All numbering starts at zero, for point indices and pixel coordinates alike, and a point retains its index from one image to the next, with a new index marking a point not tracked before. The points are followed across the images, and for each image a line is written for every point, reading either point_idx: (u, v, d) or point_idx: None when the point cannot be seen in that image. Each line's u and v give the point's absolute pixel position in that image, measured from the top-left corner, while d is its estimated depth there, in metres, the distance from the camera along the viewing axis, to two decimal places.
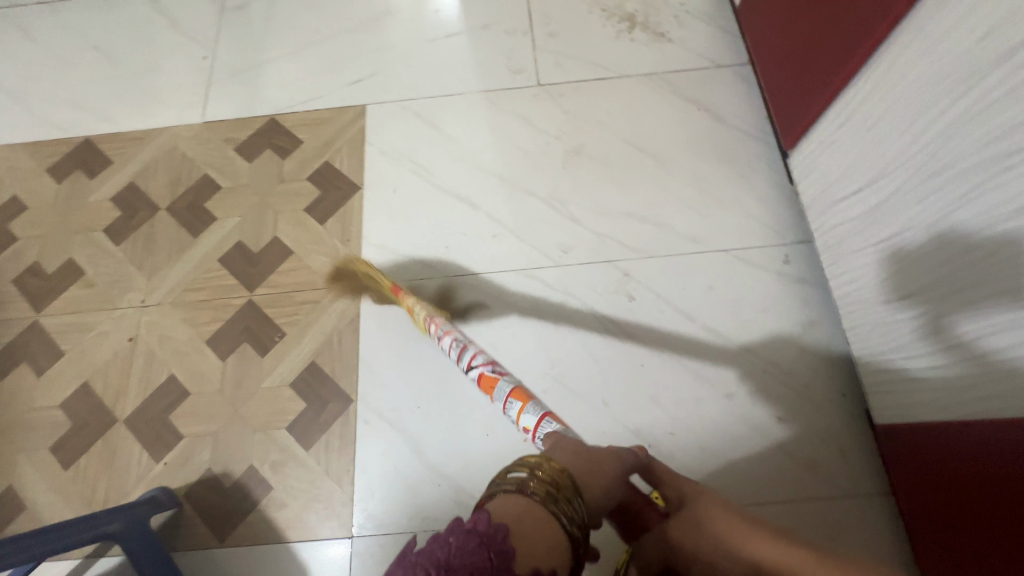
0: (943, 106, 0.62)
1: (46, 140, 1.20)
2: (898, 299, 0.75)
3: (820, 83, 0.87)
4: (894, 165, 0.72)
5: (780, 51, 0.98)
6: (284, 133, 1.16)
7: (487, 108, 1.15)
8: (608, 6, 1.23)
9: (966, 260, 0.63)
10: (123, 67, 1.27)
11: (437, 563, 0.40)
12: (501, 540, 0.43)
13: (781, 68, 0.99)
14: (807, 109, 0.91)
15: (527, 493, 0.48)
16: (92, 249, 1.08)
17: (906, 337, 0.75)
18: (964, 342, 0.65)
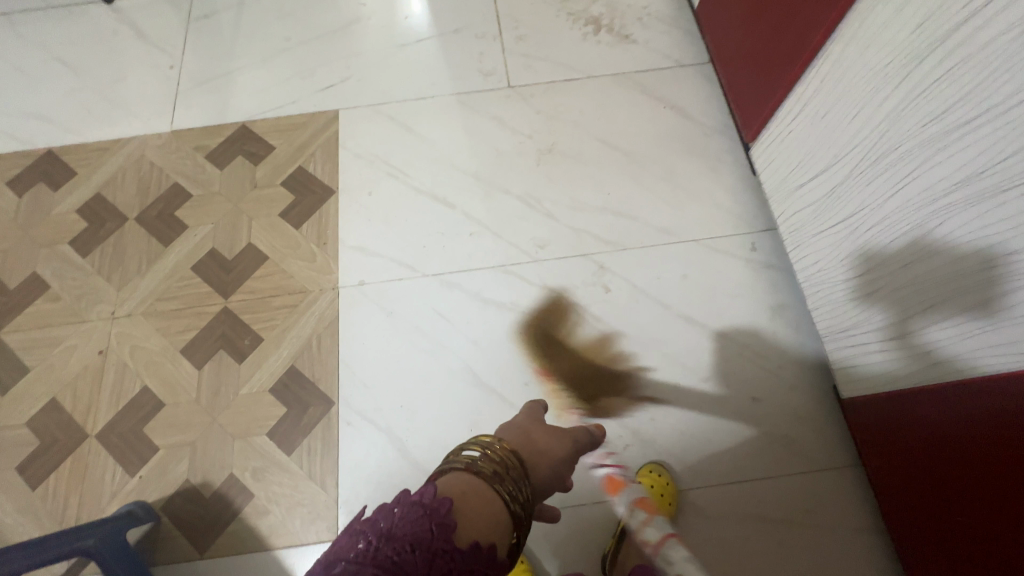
0: (883, 115, 0.68)
1: (6, 154, 1.17)
2: (855, 293, 0.81)
3: (776, 78, 0.91)
4: (842, 172, 0.78)
5: (738, 48, 1.03)
6: (257, 140, 1.15)
7: (460, 110, 1.16)
8: (574, 10, 1.27)
9: (913, 267, 0.69)
10: (87, 78, 1.25)
11: (381, 531, 0.43)
12: (444, 513, 0.44)
13: (740, 64, 1.03)
14: (765, 101, 0.95)
15: (475, 471, 0.49)
16: (58, 262, 1.05)
17: (863, 334, 0.81)
18: (918, 340, 0.71)
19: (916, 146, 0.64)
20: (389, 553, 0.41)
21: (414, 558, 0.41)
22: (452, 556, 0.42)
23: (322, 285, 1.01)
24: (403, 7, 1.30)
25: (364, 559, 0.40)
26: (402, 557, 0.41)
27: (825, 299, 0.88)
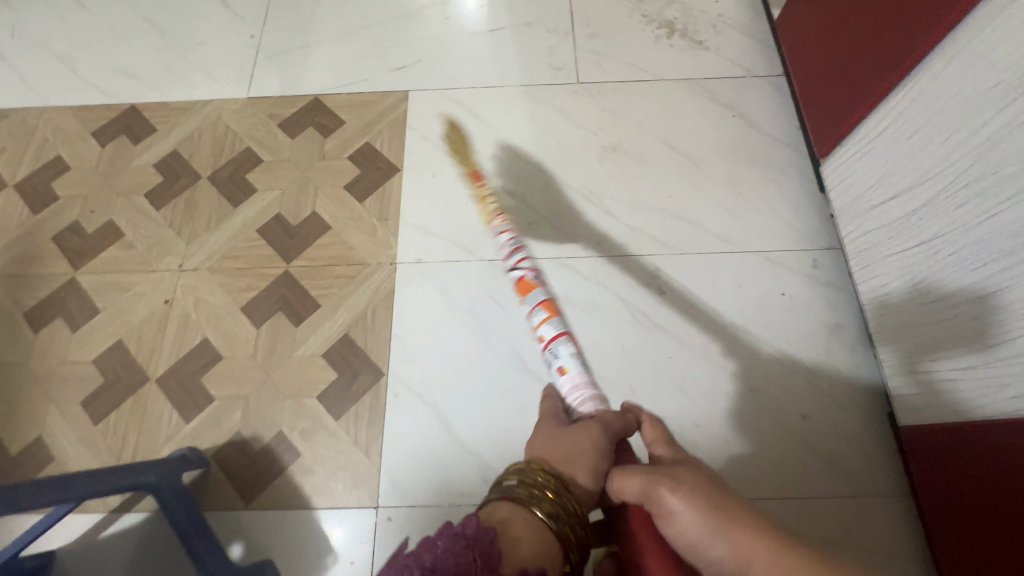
0: (983, 138, 0.66)
1: (92, 105, 1.22)
2: (925, 321, 0.78)
3: (857, 96, 0.89)
4: (922, 205, 0.77)
5: (817, 61, 1.01)
6: (328, 113, 1.18)
7: (528, 101, 1.17)
8: (648, 13, 1.27)
9: (953, 329, 0.74)
10: (172, 40, 1.30)
11: (424, 565, 0.42)
12: (488, 545, 0.44)
13: (818, 78, 1.01)
14: (842, 118, 0.93)
15: (529, 505, 0.50)
16: (133, 211, 1.10)
17: (915, 376, 0.81)
18: (969, 400, 0.73)
19: (1001, 193, 0.64)
20: None
21: None
22: None
23: (380, 259, 1.03)
24: None
25: None
26: None
27: (892, 323, 0.85)
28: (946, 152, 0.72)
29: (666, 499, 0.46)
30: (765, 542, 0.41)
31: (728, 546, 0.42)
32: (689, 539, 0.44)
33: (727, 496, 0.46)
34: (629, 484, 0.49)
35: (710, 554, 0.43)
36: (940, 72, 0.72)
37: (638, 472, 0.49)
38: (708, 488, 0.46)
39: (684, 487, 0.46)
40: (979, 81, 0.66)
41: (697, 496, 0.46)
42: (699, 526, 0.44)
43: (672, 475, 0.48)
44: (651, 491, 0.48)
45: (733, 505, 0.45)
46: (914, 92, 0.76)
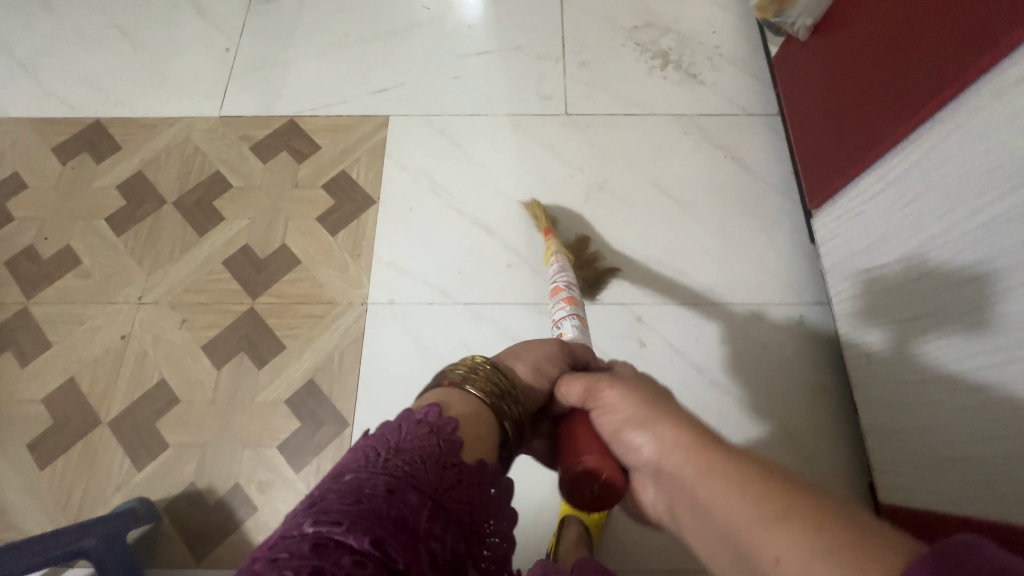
0: (980, 222, 0.62)
1: (55, 119, 1.16)
2: (909, 399, 0.75)
3: (851, 153, 0.86)
4: (914, 278, 0.73)
5: (812, 109, 0.97)
6: (303, 137, 1.13)
7: (513, 132, 1.13)
8: (642, 41, 1.22)
9: (937, 413, 0.70)
10: (142, 50, 1.23)
11: (387, 445, 0.38)
12: (450, 432, 0.40)
13: (813, 126, 0.97)
14: (836, 173, 0.89)
15: (465, 387, 0.48)
16: (92, 237, 1.04)
17: (896, 455, 0.78)
18: (944, 492, 0.69)
19: (996, 282, 0.61)
20: (399, 463, 0.35)
21: (426, 471, 0.36)
22: (461, 470, 0.37)
23: (351, 298, 0.98)
24: (467, 15, 1.26)
25: (372, 469, 0.34)
26: (413, 468, 0.35)
27: (876, 396, 0.81)
28: (933, 234, 0.69)
29: (606, 395, 0.48)
30: (677, 428, 0.41)
31: (647, 432, 0.43)
32: (614, 426, 0.46)
33: (656, 392, 0.47)
34: (573, 389, 0.52)
35: (632, 440, 0.44)
36: (930, 151, 0.69)
37: (585, 376, 0.52)
38: (645, 386, 0.48)
39: (622, 383, 0.48)
40: (972, 168, 0.63)
41: (634, 391, 0.47)
42: (625, 412, 0.45)
43: (613, 377, 0.50)
44: (592, 392, 0.50)
45: (658, 398, 0.46)
46: (905, 163, 0.73)
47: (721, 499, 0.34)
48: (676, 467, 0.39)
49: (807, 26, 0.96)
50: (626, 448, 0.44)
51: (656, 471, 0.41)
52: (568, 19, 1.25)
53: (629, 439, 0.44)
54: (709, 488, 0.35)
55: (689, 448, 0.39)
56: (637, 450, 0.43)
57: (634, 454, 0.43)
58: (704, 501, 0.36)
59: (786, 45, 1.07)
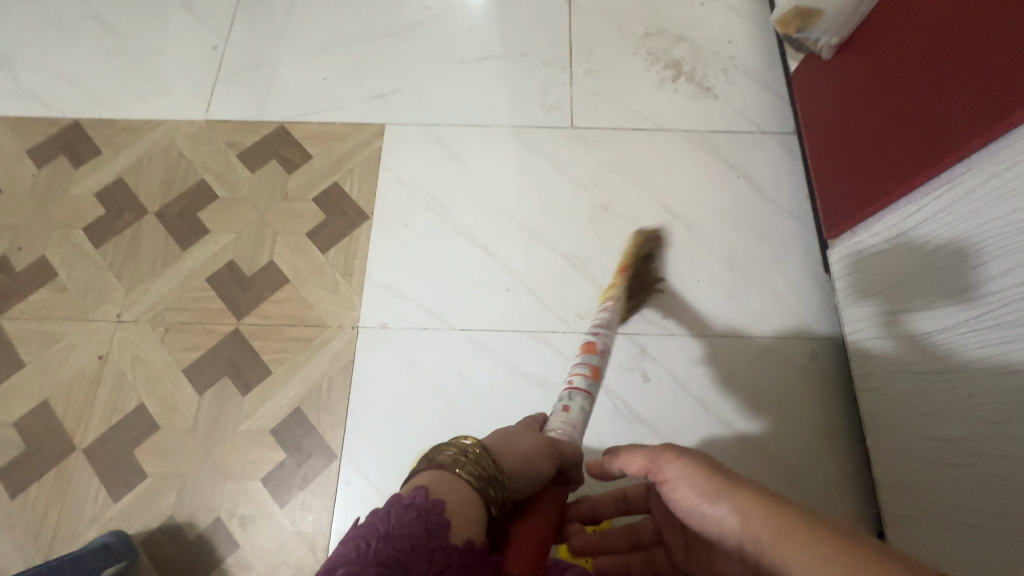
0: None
1: (31, 118, 1.09)
2: (933, 455, 0.71)
3: (875, 185, 0.80)
4: (945, 328, 0.68)
5: (833, 133, 0.92)
6: (294, 145, 1.07)
7: (516, 145, 1.07)
8: (653, 50, 1.16)
9: (966, 474, 0.66)
10: (124, 45, 1.16)
11: (378, 532, 0.39)
12: (438, 514, 0.41)
13: (834, 151, 0.92)
14: (857, 204, 0.84)
15: (455, 469, 0.46)
16: (69, 248, 0.99)
17: (914, 511, 0.74)
18: (968, 559, 0.65)
19: None
20: (388, 553, 0.38)
21: (415, 557, 0.38)
22: (449, 554, 0.39)
23: (341, 321, 0.93)
24: (470, 16, 1.19)
25: (362, 560, 0.36)
26: (402, 556, 0.38)
27: (893, 445, 0.77)
28: (959, 291, 0.65)
29: (668, 468, 0.48)
30: (758, 502, 0.42)
31: (724, 505, 0.44)
32: (688, 504, 0.46)
33: (721, 465, 0.46)
34: (632, 458, 0.51)
35: (709, 514, 0.45)
36: (970, 194, 0.64)
37: (642, 445, 0.52)
38: (707, 456, 0.48)
39: (683, 454, 0.48)
40: (990, 233, 0.61)
41: (696, 464, 0.47)
42: (696, 489, 0.46)
43: (674, 446, 0.49)
44: (653, 465, 0.50)
45: (729, 470, 0.46)
46: (922, 218, 0.71)
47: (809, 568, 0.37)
48: (762, 540, 0.40)
49: (832, 45, 0.89)
50: (706, 520, 0.45)
51: (743, 544, 0.42)
52: (576, 23, 1.18)
53: (707, 513, 0.45)
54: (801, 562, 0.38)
55: (778, 523, 0.40)
56: (718, 523, 0.44)
57: (715, 526, 0.44)
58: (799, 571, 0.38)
59: (805, 61, 1.01)
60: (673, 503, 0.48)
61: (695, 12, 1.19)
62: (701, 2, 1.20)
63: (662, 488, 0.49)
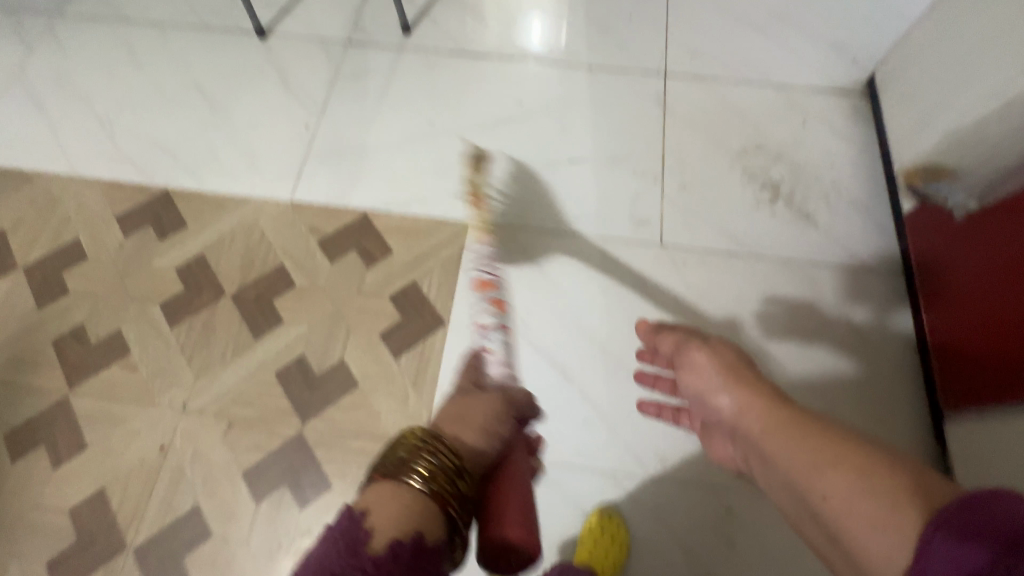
0: None
1: (124, 184, 1.12)
2: None
3: (1002, 377, 0.74)
4: None
5: (942, 293, 0.89)
6: (376, 237, 1.05)
7: (602, 258, 1.03)
8: (750, 167, 1.12)
9: None
10: (221, 116, 1.19)
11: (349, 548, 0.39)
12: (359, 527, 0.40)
13: (943, 316, 0.88)
14: (966, 381, 0.82)
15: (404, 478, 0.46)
16: (145, 324, 0.98)
17: None
18: None
19: None
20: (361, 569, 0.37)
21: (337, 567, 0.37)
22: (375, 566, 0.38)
23: None
24: (561, 116, 1.18)
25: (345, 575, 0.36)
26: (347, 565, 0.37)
27: None
28: None
29: (697, 359, 0.64)
30: (759, 400, 0.55)
31: (733, 397, 0.58)
32: (702, 391, 0.63)
33: (745, 368, 0.60)
34: (672, 344, 0.70)
35: (718, 402, 0.60)
36: None
37: (683, 338, 0.69)
38: (732, 359, 0.63)
39: (713, 352, 0.64)
40: None
41: (718, 359, 0.63)
42: (713, 381, 0.61)
43: (705, 344, 0.66)
44: (687, 355, 0.67)
45: (749, 372, 0.60)
46: None
47: (783, 447, 0.49)
48: (752, 425, 0.54)
49: (968, 210, 0.82)
50: (714, 406, 0.61)
51: (738, 424, 0.57)
52: (670, 132, 1.15)
53: (715, 402, 0.60)
54: (782, 443, 0.49)
55: (770, 413, 0.53)
56: (722, 409, 0.59)
57: (720, 412, 0.60)
58: (773, 449, 0.50)
59: (922, 207, 0.95)
60: (691, 387, 0.65)
61: (796, 131, 1.15)
62: (802, 121, 1.16)
63: (687, 374, 0.66)
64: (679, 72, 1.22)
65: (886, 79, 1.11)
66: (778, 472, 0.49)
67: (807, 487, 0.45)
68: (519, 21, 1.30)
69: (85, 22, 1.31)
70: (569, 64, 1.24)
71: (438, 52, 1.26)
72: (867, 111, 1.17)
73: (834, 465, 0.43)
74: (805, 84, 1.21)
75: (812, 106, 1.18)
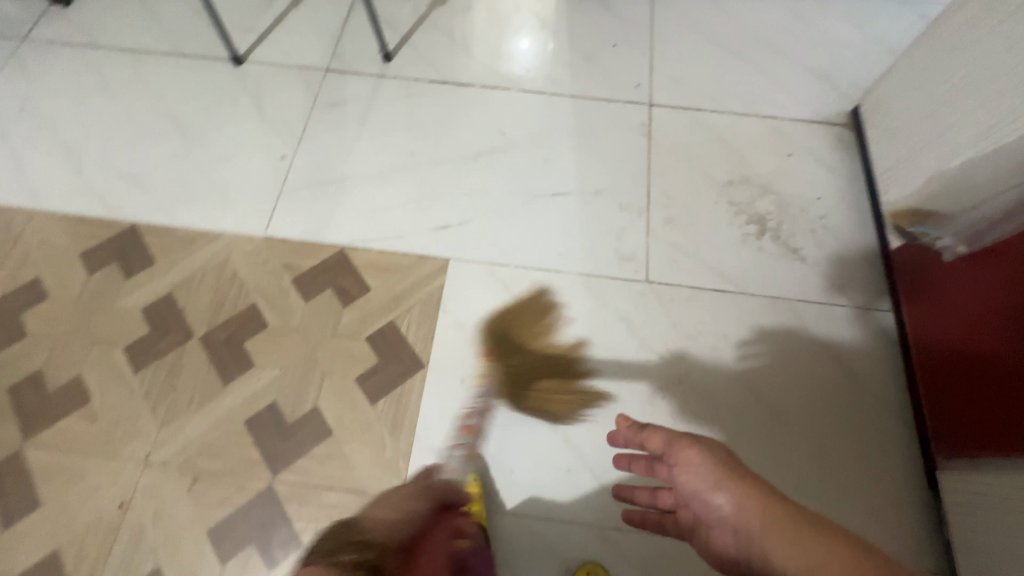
0: None
1: (89, 218, 1.07)
2: None
3: (998, 425, 0.72)
4: None
5: (936, 338, 0.86)
6: (353, 274, 1.02)
7: (586, 296, 1.00)
8: (737, 200, 1.10)
9: None
10: (194, 147, 1.15)
11: None
12: None
13: (937, 360, 0.85)
14: (971, 441, 0.78)
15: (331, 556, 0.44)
16: (107, 369, 0.93)
17: None
18: None
19: None
20: None
21: None
22: None
23: (383, 490, 0.85)
24: (544, 147, 1.15)
25: None
26: None
27: None
28: None
29: (687, 455, 0.55)
30: (760, 498, 0.50)
31: (729, 496, 0.51)
32: (693, 490, 0.54)
33: (736, 461, 0.54)
34: (655, 438, 0.59)
35: (712, 502, 0.52)
36: None
37: (666, 429, 0.59)
38: (722, 452, 0.55)
39: (703, 447, 0.55)
40: None
41: (709, 457, 0.54)
42: (709, 481, 0.53)
43: (692, 437, 0.56)
44: (672, 451, 0.57)
45: (742, 467, 0.53)
46: None
47: (788, 551, 0.46)
48: (755, 528, 0.49)
49: (958, 253, 0.82)
50: (708, 506, 0.53)
51: (739, 531, 0.50)
52: (655, 164, 1.13)
53: (709, 501, 0.53)
54: (787, 540, 0.46)
55: (774, 514, 0.48)
56: (720, 509, 0.52)
57: (715, 512, 0.52)
58: (777, 551, 0.46)
59: (912, 246, 0.93)
60: (682, 485, 0.55)
61: (782, 163, 1.14)
62: (788, 153, 1.15)
63: (676, 469, 0.56)
64: (663, 102, 1.21)
65: (871, 112, 1.11)
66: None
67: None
68: (502, 49, 1.28)
69: (52, 48, 1.26)
70: (552, 93, 1.22)
71: (419, 81, 1.23)
72: (853, 142, 1.16)
73: (844, 568, 0.43)
74: (789, 114, 1.20)
75: (798, 137, 1.17)
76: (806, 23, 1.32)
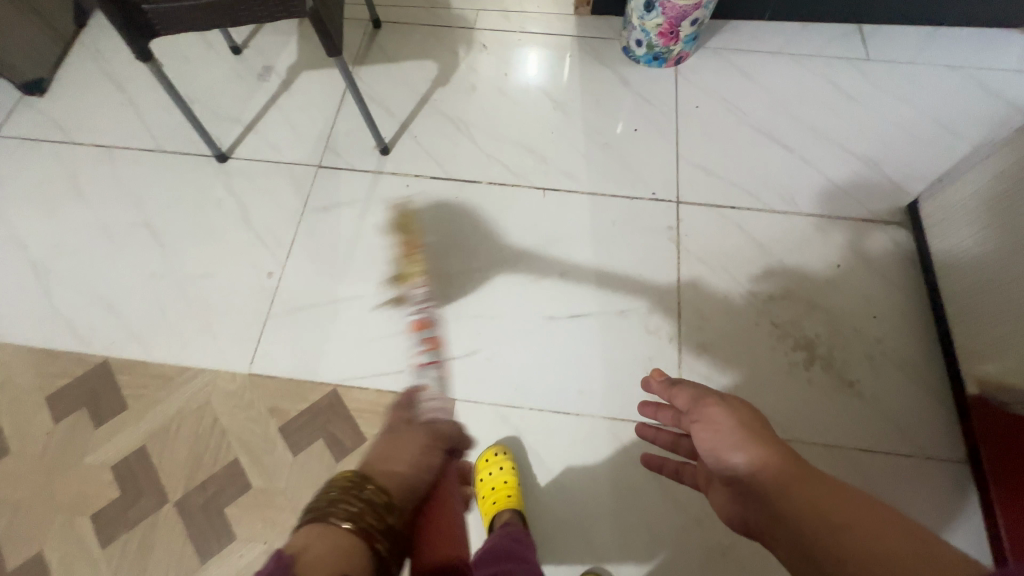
0: None
1: (57, 352, 0.97)
2: None
3: None
4: None
5: None
6: (347, 420, 0.90)
7: (612, 446, 0.88)
8: (781, 320, 0.97)
9: None
10: (174, 261, 1.04)
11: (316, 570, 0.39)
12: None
13: None
14: None
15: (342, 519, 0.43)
16: (71, 544, 0.83)
17: None
18: None
19: None
20: None
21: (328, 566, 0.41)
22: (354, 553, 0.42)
23: None
24: (560, 255, 1.03)
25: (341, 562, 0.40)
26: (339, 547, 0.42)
27: None
28: None
29: (710, 411, 0.53)
30: (778, 460, 0.46)
31: (748, 453, 0.48)
32: (712, 448, 0.51)
33: (761, 423, 0.51)
34: (680, 395, 0.58)
35: (729, 460, 0.49)
36: None
37: (693, 387, 0.57)
38: (749, 413, 0.52)
39: (728, 404, 0.53)
40: None
41: (732, 418, 0.51)
42: (726, 436, 0.50)
43: (719, 396, 0.54)
44: (697, 404, 0.55)
45: (767, 431, 0.50)
46: None
47: (795, 504, 0.42)
48: (768, 490, 0.45)
49: None
50: (726, 464, 0.49)
51: (752, 490, 0.46)
52: (686, 277, 1.00)
53: (728, 461, 0.49)
54: (800, 489, 0.43)
55: (790, 471, 0.45)
56: (738, 470, 0.48)
57: (730, 470, 0.49)
58: (788, 503, 0.43)
59: (999, 414, 0.80)
60: (699, 442, 0.53)
61: (830, 273, 1.00)
62: (837, 262, 1.01)
63: (695, 425, 0.54)
64: (692, 198, 1.08)
65: (933, 223, 0.97)
66: (784, 534, 0.42)
67: (826, 558, 0.38)
68: (510, 136, 1.16)
69: (23, 145, 1.17)
70: (567, 189, 1.09)
71: (419, 176, 1.11)
72: (912, 248, 1.02)
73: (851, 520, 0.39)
74: (838, 212, 1.06)
75: (848, 241, 1.03)
76: (849, 97, 1.18)
